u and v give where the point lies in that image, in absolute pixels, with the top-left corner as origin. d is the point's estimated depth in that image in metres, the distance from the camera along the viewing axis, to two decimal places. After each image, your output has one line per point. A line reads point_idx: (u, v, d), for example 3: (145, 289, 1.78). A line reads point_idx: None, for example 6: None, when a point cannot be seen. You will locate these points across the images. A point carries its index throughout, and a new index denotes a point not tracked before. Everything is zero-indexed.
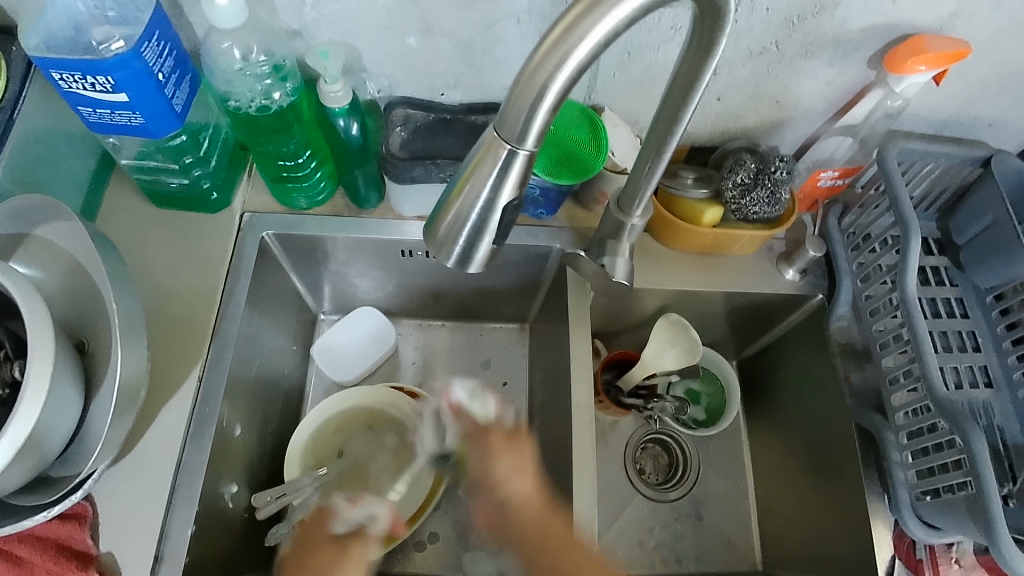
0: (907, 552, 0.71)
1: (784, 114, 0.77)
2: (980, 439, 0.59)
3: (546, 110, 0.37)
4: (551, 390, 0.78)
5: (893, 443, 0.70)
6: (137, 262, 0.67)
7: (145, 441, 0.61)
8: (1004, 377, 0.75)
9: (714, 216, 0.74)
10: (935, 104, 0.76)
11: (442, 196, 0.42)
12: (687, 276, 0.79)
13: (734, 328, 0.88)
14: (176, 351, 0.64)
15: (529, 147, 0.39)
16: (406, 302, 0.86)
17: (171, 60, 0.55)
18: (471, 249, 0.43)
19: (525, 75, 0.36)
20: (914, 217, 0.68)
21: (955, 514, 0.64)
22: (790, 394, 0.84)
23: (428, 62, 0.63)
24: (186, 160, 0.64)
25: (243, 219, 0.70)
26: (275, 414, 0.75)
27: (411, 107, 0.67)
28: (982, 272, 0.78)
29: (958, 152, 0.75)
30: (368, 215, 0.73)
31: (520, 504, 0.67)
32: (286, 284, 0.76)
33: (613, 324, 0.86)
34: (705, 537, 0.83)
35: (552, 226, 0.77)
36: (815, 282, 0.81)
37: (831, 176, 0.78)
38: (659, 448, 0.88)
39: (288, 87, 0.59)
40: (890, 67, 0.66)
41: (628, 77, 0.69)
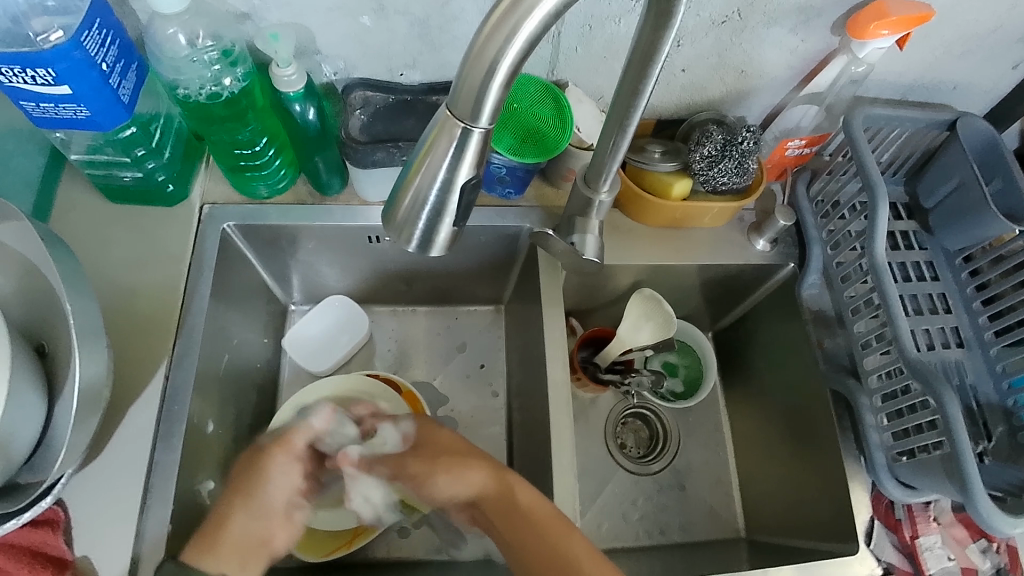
0: (885, 512, 0.72)
1: (750, 84, 0.76)
2: (952, 400, 0.60)
3: (498, 85, 0.35)
4: (528, 370, 0.77)
5: (868, 407, 0.70)
6: (95, 259, 0.65)
7: (114, 442, 0.60)
8: (975, 337, 0.76)
9: (682, 188, 0.74)
10: (900, 67, 0.76)
11: (399, 178, 0.41)
12: (658, 250, 0.79)
13: (709, 300, 0.88)
14: (139, 349, 0.63)
15: (484, 125, 0.37)
16: (377, 289, 0.85)
17: (114, 49, 0.53)
18: (432, 232, 0.42)
19: (474, 51, 0.34)
20: (882, 182, 0.69)
21: (931, 474, 0.64)
22: (764, 363, 0.85)
23: (385, 42, 0.61)
24: (137, 152, 0.61)
25: (203, 211, 0.69)
26: (248, 408, 0.74)
27: (369, 90, 0.65)
28: (950, 234, 0.78)
29: (923, 116, 0.75)
30: (332, 202, 0.71)
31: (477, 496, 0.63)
32: (252, 275, 0.75)
33: (587, 302, 0.86)
34: (688, 508, 0.83)
35: (521, 206, 0.76)
36: (786, 251, 0.81)
37: (799, 144, 0.78)
38: (639, 422, 0.88)
39: (239, 72, 0.57)
40: (854, 33, 0.65)
41: (590, 51, 0.68)
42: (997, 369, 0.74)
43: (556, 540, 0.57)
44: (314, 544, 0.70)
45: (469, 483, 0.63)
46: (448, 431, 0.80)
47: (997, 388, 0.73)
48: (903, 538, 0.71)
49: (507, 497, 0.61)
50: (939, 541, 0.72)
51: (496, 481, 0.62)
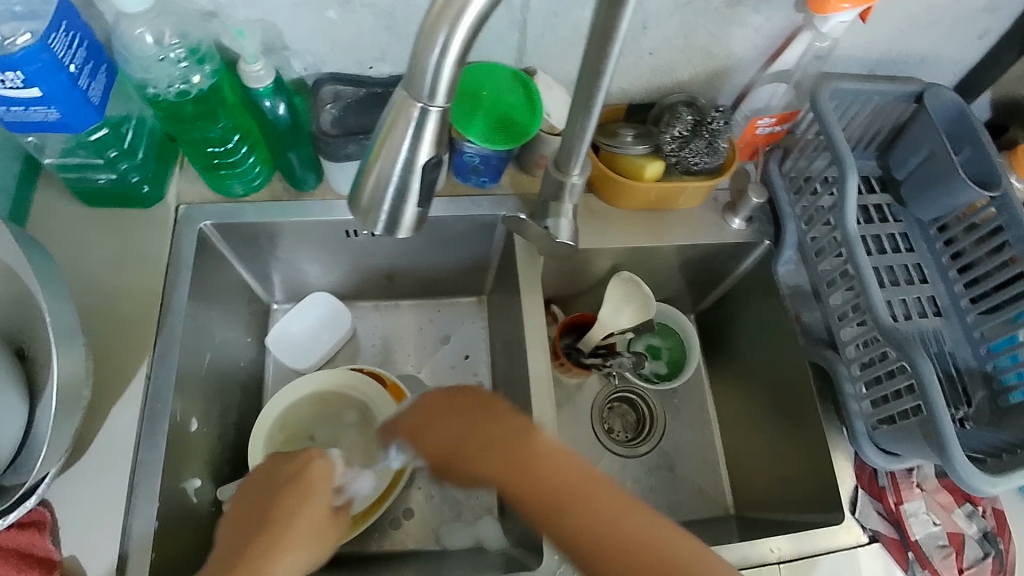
0: (870, 480, 0.72)
1: (718, 65, 0.77)
2: (926, 363, 0.61)
3: (451, 63, 0.36)
4: (512, 357, 0.78)
5: (847, 377, 0.71)
6: (71, 262, 0.65)
7: (97, 443, 0.60)
8: (952, 304, 0.77)
9: (656, 170, 0.75)
10: (864, 42, 0.77)
11: (361, 164, 0.42)
12: (637, 234, 0.80)
13: (689, 282, 0.89)
14: (119, 350, 0.63)
15: (441, 103, 0.38)
16: (359, 285, 0.85)
17: (82, 50, 0.53)
18: (397, 214, 0.43)
19: (425, 30, 0.35)
20: (850, 154, 0.70)
21: (911, 438, 0.65)
22: (745, 341, 0.86)
23: (352, 36, 0.62)
24: (110, 154, 0.61)
25: (179, 211, 0.69)
26: (233, 406, 0.75)
27: (340, 83, 0.66)
28: (924, 205, 0.79)
29: (892, 88, 0.76)
30: (308, 197, 0.72)
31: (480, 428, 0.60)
32: (232, 274, 0.75)
33: (567, 289, 0.86)
34: (677, 488, 0.84)
35: (496, 194, 0.76)
36: (761, 229, 0.82)
37: (769, 123, 0.79)
38: (625, 406, 0.89)
39: (207, 70, 0.57)
40: (815, 7, 0.67)
41: (557, 38, 0.68)
42: (975, 336, 0.75)
43: (559, 520, 0.53)
44: None
45: (467, 450, 0.62)
46: None
47: (976, 354, 0.74)
48: (887, 506, 0.71)
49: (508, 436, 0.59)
50: (923, 507, 0.72)
51: (512, 415, 0.60)
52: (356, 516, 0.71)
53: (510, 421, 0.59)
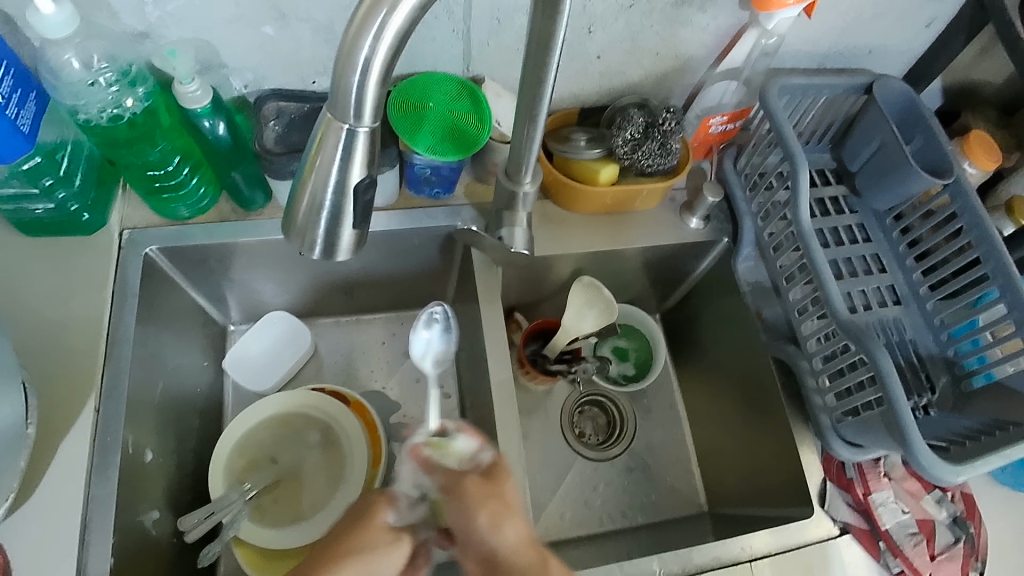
0: (837, 473, 0.72)
1: (668, 65, 0.77)
2: (885, 355, 0.61)
3: (375, 81, 0.35)
4: (476, 368, 0.77)
5: (808, 371, 0.72)
6: (11, 295, 0.63)
7: (45, 482, 0.58)
8: (912, 292, 0.77)
9: (610, 173, 0.74)
10: (811, 37, 0.77)
11: (293, 184, 0.41)
12: (596, 237, 0.79)
13: (653, 282, 0.89)
14: (64, 383, 0.61)
15: (368, 123, 0.38)
16: (317, 302, 0.84)
17: (8, 78, 0.52)
18: (334, 236, 0.42)
19: (345, 47, 0.34)
20: (801, 150, 0.70)
21: (874, 430, 0.65)
22: (711, 339, 0.86)
23: (292, 51, 0.61)
24: (45, 183, 0.59)
25: (122, 237, 0.67)
26: (191, 433, 0.73)
27: (282, 100, 0.65)
28: (878, 195, 0.80)
29: (840, 82, 0.77)
30: (257, 216, 0.70)
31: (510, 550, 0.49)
32: (183, 298, 0.73)
33: (530, 295, 0.86)
34: (650, 489, 0.84)
35: (451, 205, 0.75)
36: (719, 227, 0.82)
37: (721, 122, 0.79)
38: (596, 409, 0.89)
39: (140, 92, 0.56)
40: (759, 5, 0.67)
41: (503, 44, 0.68)
42: (935, 322, 0.75)
43: None
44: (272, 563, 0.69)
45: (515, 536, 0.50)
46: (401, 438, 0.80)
47: (937, 340, 0.75)
48: (855, 497, 0.71)
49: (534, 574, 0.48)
50: (891, 496, 0.73)
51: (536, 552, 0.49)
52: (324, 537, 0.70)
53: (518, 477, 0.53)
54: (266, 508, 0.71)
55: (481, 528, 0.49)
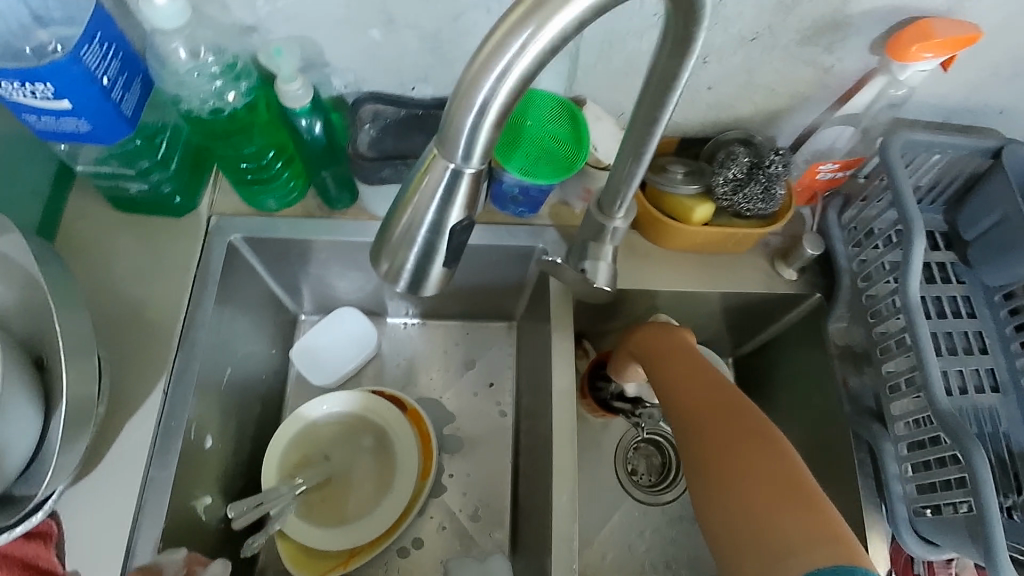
0: (904, 564, 0.69)
1: (782, 103, 0.72)
2: (983, 458, 0.56)
3: (489, 124, 0.33)
4: (537, 393, 0.75)
5: (892, 455, 0.66)
6: (101, 267, 0.65)
7: (109, 458, 0.59)
8: (1012, 381, 0.70)
9: (705, 213, 0.70)
10: (944, 89, 0.71)
11: (397, 197, 0.38)
12: (680, 275, 0.76)
13: (731, 326, 0.84)
14: (138, 363, 0.62)
15: (476, 165, 0.35)
16: (388, 302, 0.83)
17: (117, 62, 0.52)
18: (422, 273, 0.40)
19: (463, 86, 0.31)
20: (918, 214, 0.64)
21: (956, 534, 0.60)
22: (786, 394, 0.81)
23: (395, 56, 0.59)
24: (142, 165, 0.60)
25: (210, 223, 0.68)
26: (252, 420, 0.73)
27: (380, 103, 0.63)
28: (993, 269, 0.73)
29: (967, 143, 0.71)
30: (340, 216, 0.70)
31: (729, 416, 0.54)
32: (260, 285, 0.74)
33: (601, 323, 0.83)
34: (699, 542, 0.80)
35: (534, 225, 0.73)
36: (813, 281, 0.77)
37: (831, 169, 0.74)
38: (651, 448, 0.85)
39: (243, 87, 0.56)
40: (894, 53, 0.62)
41: (611, 67, 0.64)
42: None
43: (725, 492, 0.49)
44: (310, 562, 0.69)
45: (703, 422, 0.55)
46: (453, 451, 0.79)
47: None
48: None
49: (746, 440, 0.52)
50: None
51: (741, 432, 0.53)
52: (363, 543, 0.69)
53: (698, 375, 0.59)
54: (313, 505, 0.72)
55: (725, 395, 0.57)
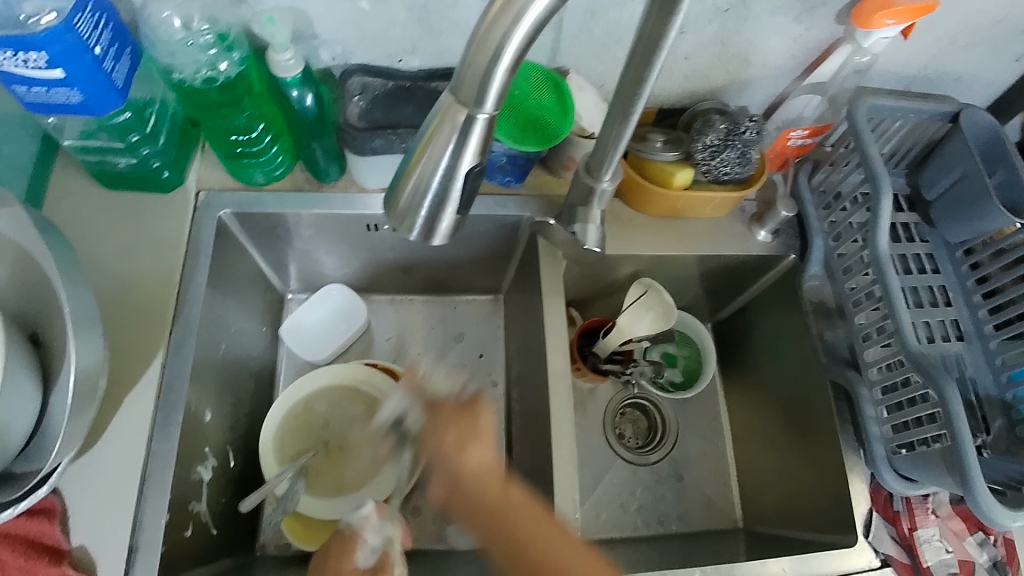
0: (884, 504, 0.72)
1: (753, 73, 0.75)
2: (953, 391, 0.60)
3: (504, 69, 0.35)
4: (527, 360, 0.77)
5: (868, 399, 0.71)
6: (89, 245, 0.64)
7: (110, 433, 0.59)
8: (975, 329, 0.75)
9: (685, 178, 0.73)
10: (904, 58, 0.75)
11: (400, 166, 0.41)
12: (660, 241, 0.78)
13: (709, 290, 0.88)
14: (133, 338, 0.62)
15: (488, 111, 0.37)
16: (375, 279, 0.84)
17: (107, 32, 0.52)
18: (434, 221, 0.42)
19: (479, 35, 0.34)
20: (885, 173, 0.68)
21: (931, 467, 0.64)
22: (763, 353, 0.85)
23: (384, 27, 0.60)
24: (132, 138, 0.61)
25: (199, 198, 0.68)
26: (246, 397, 0.74)
27: (369, 75, 0.64)
28: (953, 228, 0.78)
29: (929, 107, 0.74)
30: (330, 189, 0.70)
31: (471, 476, 0.58)
32: (249, 263, 0.74)
33: (586, 291, 0.85)
34: (686, 498, 0.83)
35: (521, 194, 0.75)
36: (788, 243, 0.81)
37: (801, 135, 0.77)
38: (637, 413, 0.88)
39: (236, 57, 0.57)
40: (859, 21, 0.65)
41: (593, 38, 0.67)
42: (996, 363, 0.73)
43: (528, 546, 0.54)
44: (312, 534, 0.70)
45: (481, 460, 0.59)
46: None
47: (996, 382, 0.73)
48: (900, 531, 0.71)
49: (495, 495, 0.57)
50: (937, 534, 0.72)
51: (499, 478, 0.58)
52: None
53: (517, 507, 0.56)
54: (315, 477, 0.72)
55: (448, 445, 0.60)
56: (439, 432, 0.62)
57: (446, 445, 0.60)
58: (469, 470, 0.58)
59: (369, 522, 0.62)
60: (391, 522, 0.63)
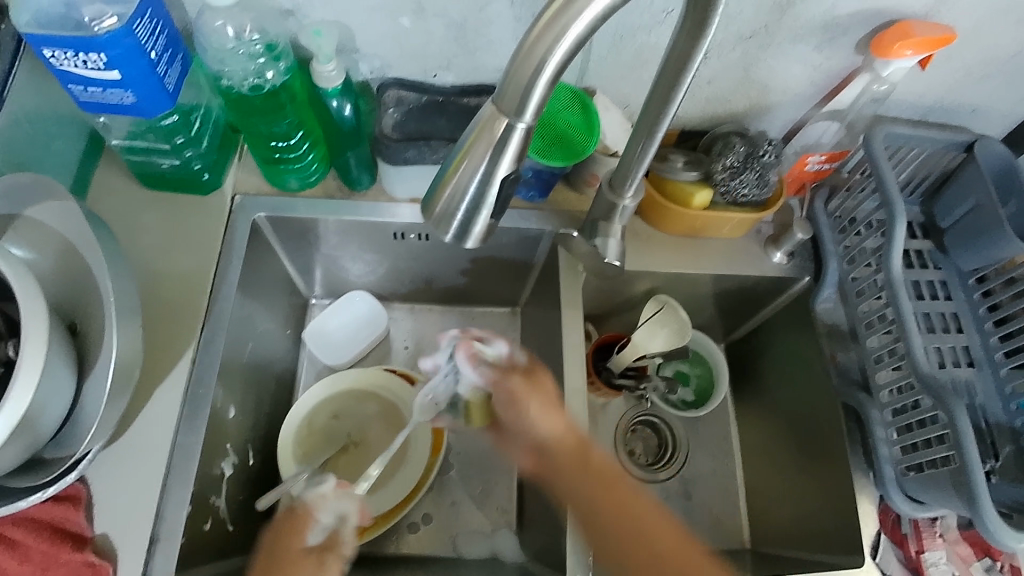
0: (892, 526, 0.73)
1: (773, 99, 0.77)
2: (964, 414, 0.61)
3: (543, 83, 0.37)
4: (543, 371, 0.79)
5: (879, 421, 0.72)
6: (127, 242, 0.67)
7: (139, 423, 0.61)
8: (986, 357, 0.77)
9: (704, 199, 0.75)
10: (921, 89, 0.77)
11: (439, 172, 0.43)
12: (676, 258, 0.80)
13: (723, 310, 0.89)
14: (165, 333, 0.64)
15: (528, 120, 0.39)
16: (397, 286, 0.86)
17: (163, 38, 0.55)
18: (469, 224, 0.44)
19: (523, 50, 0.36)
20: (900, 199, 0.70)
21: (940, 490, 0.65)
22: (776, 374, 0.86)
23: (422, 43, 0.63)
24: (177, 140, 0.63)
25: (234, 201, 0.70)
26: (267, 397, 0.75)
27: (404, 89, 0.67)
28: (965, 256, 0.79)
29: (944, 138, 0.76)
30: (360, 197, 0.73)
31: (553, 440, 0.64)
32: (277, 266, 0.76)
33: (602, 307, 0.87)
34: (695, 516, 0.84)
35: (543, 209, 0.77)
36: (802, 265, 0.82)
37: (819, 160, 0.80)
38: (648, 430, 0.89)
39: (282, 66, 0.59)
40: (877, 51, 0.67)
41: (620, 60, 0.69)
42: (1006, 390, 0.74)
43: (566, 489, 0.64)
44: None
45: (551, 428, 0.65)
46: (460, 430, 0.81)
47: (1006, 409, 0.74)
48: (908, 553, 0.72)
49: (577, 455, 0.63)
50: (944, 557, 0.72)
51: (576, 439, 0.65)
52: (376, 518, 0.72)
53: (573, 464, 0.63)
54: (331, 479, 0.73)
55: (534, 414, 0.64)
56: (509, 402, 0.65)
57: (530, 413, 0.64)
58: (550, 436, 0.65)
59: (324, 500, 0.62)
60: (348, 498, 0.63)
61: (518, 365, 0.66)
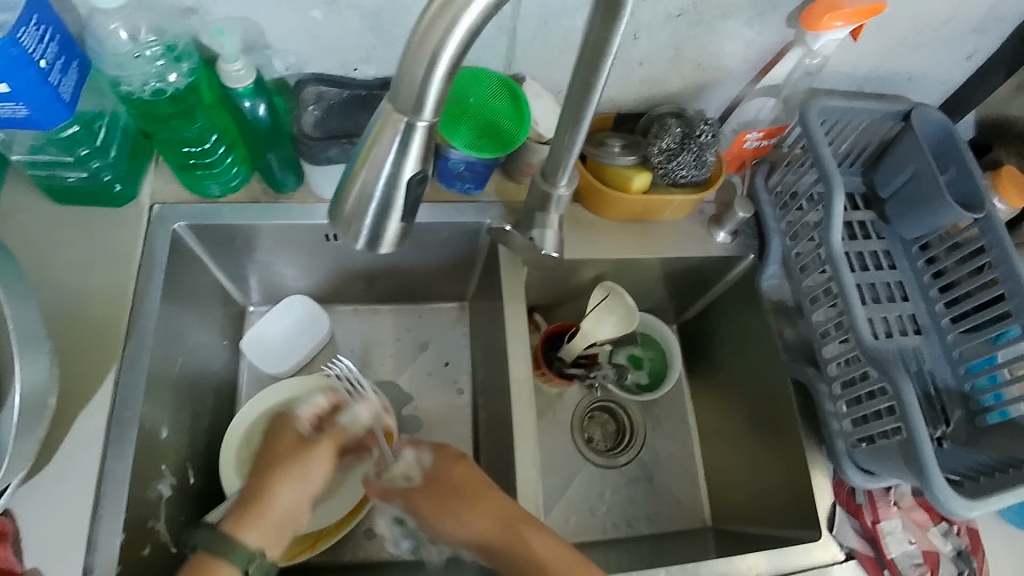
0: (847, 497, 0.73)
1: (708, 77, 0.76)
2: (907, 384, 0.61)
3: (439, 78, 0.35)
4: (492, 366, 0.77)
5: (826, 395, 0.72)
6: (38, 261, 0.63)
7: (63, 451, 0.58)
8: (933, 323, 0.77)
9: (642, 182, 0.74)
10: (855, 59, 0.77)
11: (345, 172, 0.41)
12: (621, 244, 0.79)
13: (673, 292, 0.89)
14: (85, 355, 0.61)
15: (428, 119, 0.37)
16: (338, 288, 0.83)
17: (54, 45, 0.52)
18: (379, 229, 0.42)
19: (414, 43, 0.34)
20: (837, 172, 0.69)
21: (890, 460, 0.65)
22: (728, 352, 0.86)
23: (337, 36, 0.60)
24: (81, 152, 0.60)
25: (152, 211, 0.67)
26: (205, 411, 0.72)
27: (323, 84, 0.64)
28: (908, 224, 0.79)
29: (880, 108, 0.76)
30: (288, 200, 0.70)
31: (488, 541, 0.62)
32: (207, 276, 0.73)
33: (550, 297, 0.86)
34: (656, 498, 0.84)
35: (481, 201, 0.75)
36: (747, 243, 0.82)
37: (757, 137, 0.78)
38: (605, 415, 0.88)
39: (184, 68, 0.56)
40: (808, 24, 0.66)
41: (547, 45, 0.67)
42: (954, 355, 0.75)
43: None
44: None
45: (479, 525, 0.63)
46: (412, 431, 0.79)
47: (955, 373, 0.74)
48: (863, 523, 0.72)
49: (511, 543, 0.60)
50: (900, 525, 0.73)
51: (504, 525, 0.61)
52: (329, 526, 0.71)
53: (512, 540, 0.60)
54: None
55: (458, 520, 0.64)
56: (437, 503, 0.66)
57: (449, 523, 0.64)
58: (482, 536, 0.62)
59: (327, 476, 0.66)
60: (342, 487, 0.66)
61: (434, 470, 0.67)
